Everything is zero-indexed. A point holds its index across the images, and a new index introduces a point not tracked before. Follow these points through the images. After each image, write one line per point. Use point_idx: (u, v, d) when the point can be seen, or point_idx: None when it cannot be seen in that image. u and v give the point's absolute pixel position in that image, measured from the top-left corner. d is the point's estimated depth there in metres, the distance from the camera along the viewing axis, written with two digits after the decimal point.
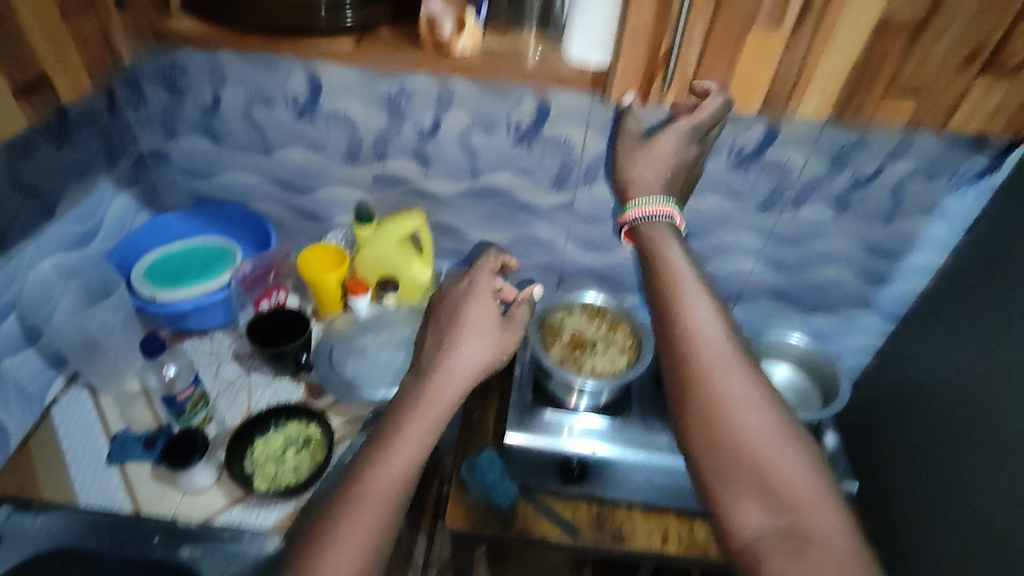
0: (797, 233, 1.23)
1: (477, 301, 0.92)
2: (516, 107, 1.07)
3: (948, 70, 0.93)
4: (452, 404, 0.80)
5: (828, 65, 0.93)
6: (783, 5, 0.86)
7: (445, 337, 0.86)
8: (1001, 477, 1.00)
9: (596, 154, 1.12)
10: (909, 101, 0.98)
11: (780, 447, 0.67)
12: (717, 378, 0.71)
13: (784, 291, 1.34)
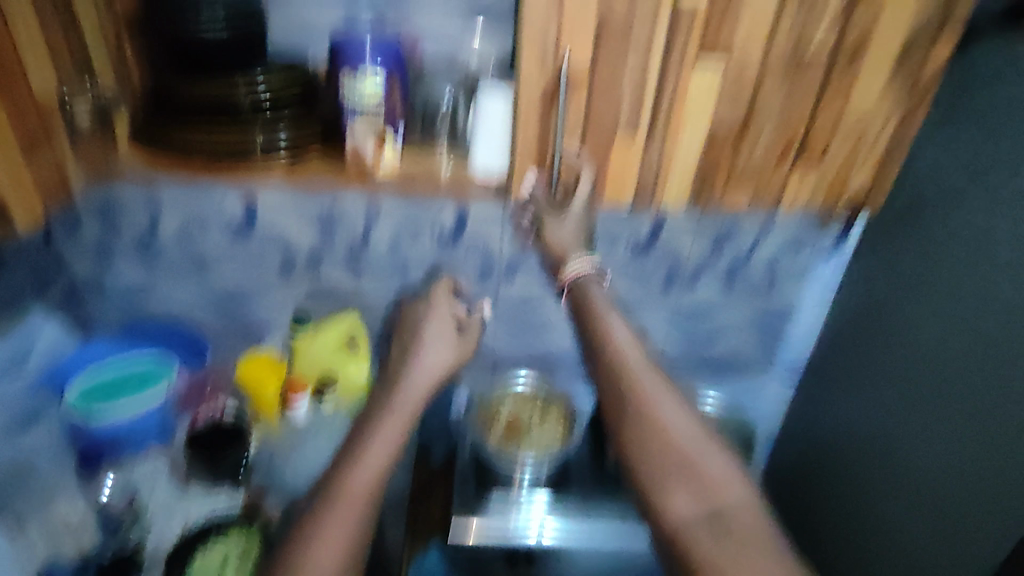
0: (696, 306, 1.40)
1: (436, 320, 1.06)
2: (437, 216, 1.20)
3: (772, 158, 1.01)
4: (414, 416, 0.88)
5: (678, 163, 1.00)
6: (639, 112, 0.93)
7: (410, 347, 1.01)
8: (889, 507, 1.09)
9: (513, 252, 1.26)
10: (744, 187, 1.03)
11: (699, 440, 0.73)
12: (640, 380, 0.79)
13: (696, 360, 1.49)
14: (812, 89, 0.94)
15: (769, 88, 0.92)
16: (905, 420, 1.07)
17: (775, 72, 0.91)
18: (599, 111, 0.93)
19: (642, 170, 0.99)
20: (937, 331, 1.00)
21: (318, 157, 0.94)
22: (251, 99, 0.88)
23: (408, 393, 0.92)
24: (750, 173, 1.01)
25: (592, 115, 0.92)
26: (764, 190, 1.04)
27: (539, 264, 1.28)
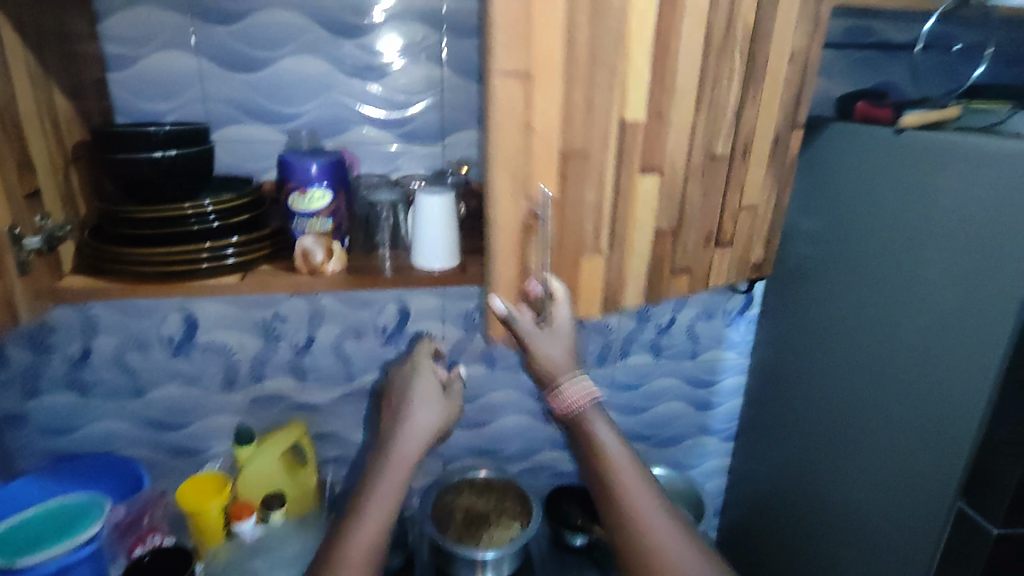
0: (631, 379, 1.49)
1: (422, 379, 1.06)
2: (379, 314, 1.25)
3: (700, 250, 1.05)
4: (401, 482, 0.95)
5: (634, 270, 0.98)
6: (602, 230, 0.91)
7: (401, 409, 1.02)
8: (835, 536, 1.16)
9: (454, 342, 1.32)
10: (684, 277, 1.05)
11: (688, 550, 0.92)
12: (633, 495, 0.95)
13: (638, 430, 1.56)
14: (721, 183, 1.02)
15: (696, 185, 0.99)
16: (854, 453, 1.11)
17: (698, 170, 0.98)
18: (569, 226, 0.89)
19: (608, 282, 0.95)
20: (871, 367, 1.06)
21: (264, 267, 0.97)
22: (198, 218, 0.91)
23: (401, 453, 0.97)
24: (689, 265, 1.05)
25: (567, 232, 0.88)
26: (699, 276, 1.07)
27: (480, 352, 1.35)
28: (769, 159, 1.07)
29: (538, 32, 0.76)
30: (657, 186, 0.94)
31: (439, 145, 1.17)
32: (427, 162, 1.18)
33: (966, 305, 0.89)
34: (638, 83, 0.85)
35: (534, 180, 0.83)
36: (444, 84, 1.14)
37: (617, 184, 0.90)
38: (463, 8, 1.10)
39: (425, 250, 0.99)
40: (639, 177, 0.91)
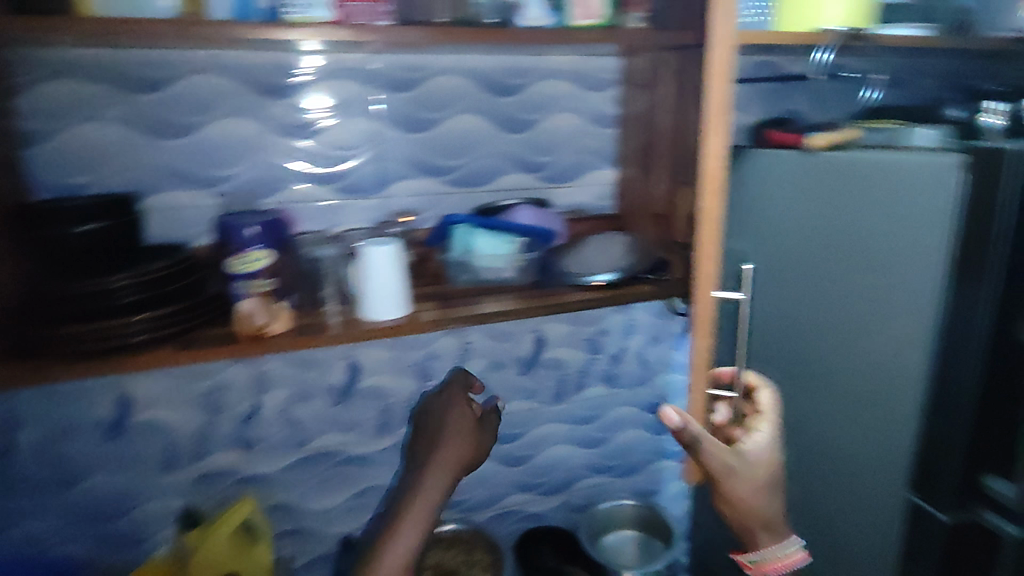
0: (589, 413, 1.50)
1: (456, 412, 1.05)
2: (327, 374, 1.24)
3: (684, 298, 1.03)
4: (426, 523, 0.93)
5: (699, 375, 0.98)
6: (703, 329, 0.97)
7: (437, 445, 1.00)
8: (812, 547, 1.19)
9: (408, 395, 1.31)
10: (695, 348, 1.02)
11: None
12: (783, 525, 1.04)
13: (602, 463, 1.56)
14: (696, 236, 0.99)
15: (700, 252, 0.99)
16: (824, 459, 1.13)
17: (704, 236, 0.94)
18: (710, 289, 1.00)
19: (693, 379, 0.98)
20: (837, 371, 1.08)
21: (201, 335, 0.92)
22: (127, 290, 0.86)
23: (428, 487, 0.95)
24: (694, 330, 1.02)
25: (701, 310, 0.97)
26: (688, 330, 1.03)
27: None
28: (684, 190, 1.10)
29: (716, 57, 0.90)
30: (682, 258, 1.11)
31: (377, 197, 1.17)
32: (366, 215, 1.17)
33: (914, 327, 0.96)
34: (719, 154, 0.94)
35: (697, 256, 1.00)
36: (377, 138, 1.15)
37: (677, 262, 1.08)
38: (389, 63, 1.13)
39: (380, 300, 0.96)
40: (678, 272, 1.08)
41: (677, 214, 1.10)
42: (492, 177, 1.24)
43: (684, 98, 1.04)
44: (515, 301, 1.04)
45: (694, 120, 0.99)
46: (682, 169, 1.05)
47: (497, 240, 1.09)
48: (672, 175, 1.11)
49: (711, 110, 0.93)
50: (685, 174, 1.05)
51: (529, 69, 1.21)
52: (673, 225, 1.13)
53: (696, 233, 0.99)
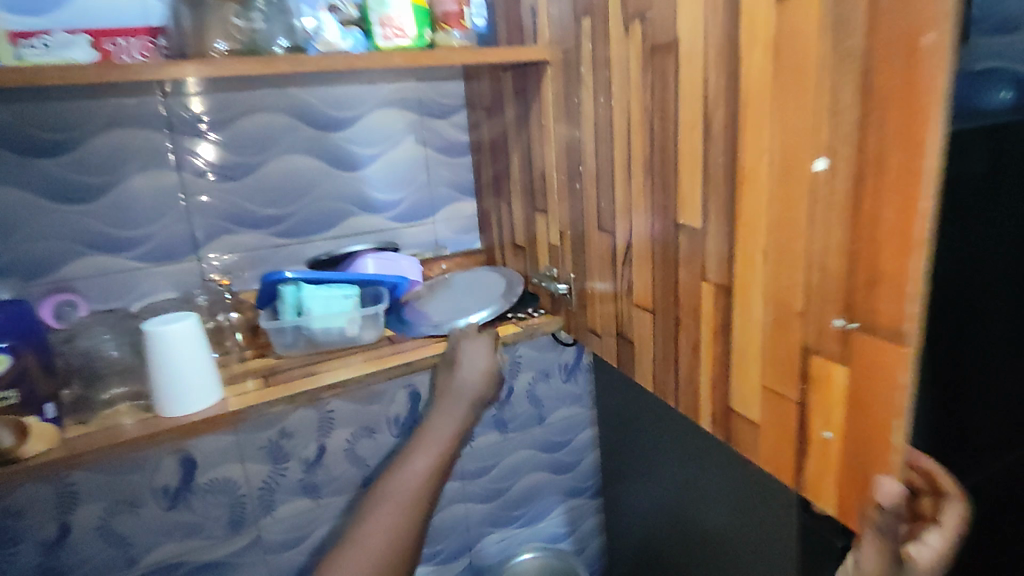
0: (481, 466, 1.36)
1: None
2: (155, 473, 1.05)
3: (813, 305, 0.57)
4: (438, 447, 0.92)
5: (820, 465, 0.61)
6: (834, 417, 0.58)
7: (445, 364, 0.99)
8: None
9: (262, 480, 1.13)
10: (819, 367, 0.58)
11: None
12: None
13: (503, 516, 1.42)
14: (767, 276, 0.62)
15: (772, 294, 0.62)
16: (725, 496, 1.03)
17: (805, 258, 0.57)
18: (848, 354, 0.55)
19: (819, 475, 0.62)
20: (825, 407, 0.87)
21: None
22: None
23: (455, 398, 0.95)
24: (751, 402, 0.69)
25: (859, 387, 0.54)
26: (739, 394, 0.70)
27: (298, 483, 1.17)
28: (747, 123, 0.61)
29: None
30: (778, 307, 0.62)
31: (193, 259, 1.00)
32: (179, 281, 0.99)
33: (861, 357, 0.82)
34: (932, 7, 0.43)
35: (854, 287, 0.53)
36: (184, 191, 0.98)
37: (789, 287, 0.60)
38: (187, 103, 0.96)
39: (201, 394, 0.82)
40: (790, 326, 0.61)
41: (764, 228, 0.61)
42: (331, 222, 1.09)
43: (709, 119, 0.66)
44: (358, 368, 0.92)
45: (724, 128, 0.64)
46: (788, 146, 0.57)
47: (336, 296, 0.93)
48: (731, 176, 0.64)
49: (864, 22, 0.48)
50: (785, 153, 0.57)
51: (361, 98, 1.07)
52: (752, 244, 0.63)
53: (849, 234, 0.52)
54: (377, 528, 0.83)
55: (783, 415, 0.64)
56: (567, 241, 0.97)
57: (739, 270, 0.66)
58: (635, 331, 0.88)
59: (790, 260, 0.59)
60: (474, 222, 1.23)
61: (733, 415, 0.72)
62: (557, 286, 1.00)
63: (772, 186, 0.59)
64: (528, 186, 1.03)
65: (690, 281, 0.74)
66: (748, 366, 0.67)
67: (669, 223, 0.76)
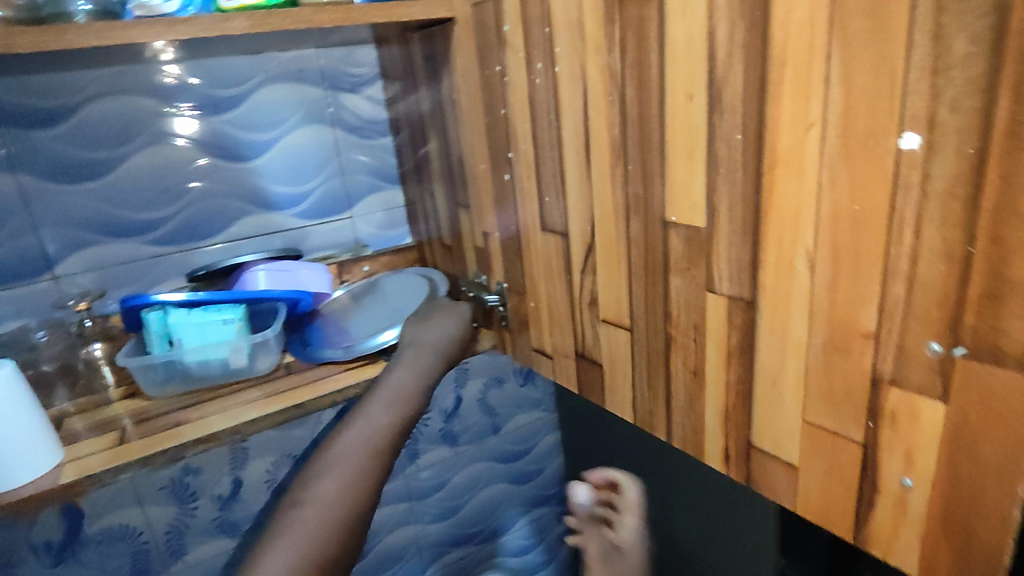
0: (429, 485, 1.22)
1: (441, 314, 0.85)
2: (31, 530, 0.84)
3: (894, 312, 0.37)
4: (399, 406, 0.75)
5: (888, 510, 0.41)
6: (920, 455, 0.38)
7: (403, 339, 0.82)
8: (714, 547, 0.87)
9: (169, 523, 0.96)
10: (901, 400, 0.38)
11: None
12: None
13: (459, 535, 1.29)
14: (829, 268, 0.40)
15: (840, 301, 0.40)
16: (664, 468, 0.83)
17: (880, 248, 0.37)
18: (952, 383, 0.35)
19: (884, 526, 0.42)
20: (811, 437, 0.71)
21: None
22: None
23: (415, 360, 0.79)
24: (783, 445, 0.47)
25: (971, 426, 0.35)
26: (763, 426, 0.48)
27: (212, 522, 0.99)
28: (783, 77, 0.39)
29: None
30: (832, 328, 0.41)
31: (48, 277, 0.82)
32: (30, 309, 0.81)
33: None
34: None
35: (964, 299, 0.33)
36: (25, 197, 0.79)
37: (853, 283, 0.39)
38: (15, 87, 0.77)
39: (48, 471, 0.66)
40: (851, 352, 0.40)
41: (815, 223, 0.40)
42: (222, 225, 0.92)
43: (717, 85, 0.44)
44: (249, 407, 0.76)
45: (725, 103, 0.44)
46: (854, 116, 0.36)
47: (214, 323, 0.77)
48: (755, 160, 0.43)
49: None
50: (849, 123, 0.36)
51: (245, 73, 0.89)
52: (790, 243, 0.42)
53: (958, 227, 0.33)
54: (335, 489, 0.67)
55: (837, 461, 0.43)
56: (495, 242, 0.79)
57: (770, 278, 0.44)
58: (603, 351, 0.64)
59: (854, 262, 0.38)
60: (400, 214, 1.05)
61: (754, 453, 0.49)
62: (487, 298, 0.83)
63: (830, 168, 0.38)
64: (448, 173, 0.86)
65: (686, 293, 0.51)
66: (782, 390, 0.46)
67: (653, 221, 0.53)
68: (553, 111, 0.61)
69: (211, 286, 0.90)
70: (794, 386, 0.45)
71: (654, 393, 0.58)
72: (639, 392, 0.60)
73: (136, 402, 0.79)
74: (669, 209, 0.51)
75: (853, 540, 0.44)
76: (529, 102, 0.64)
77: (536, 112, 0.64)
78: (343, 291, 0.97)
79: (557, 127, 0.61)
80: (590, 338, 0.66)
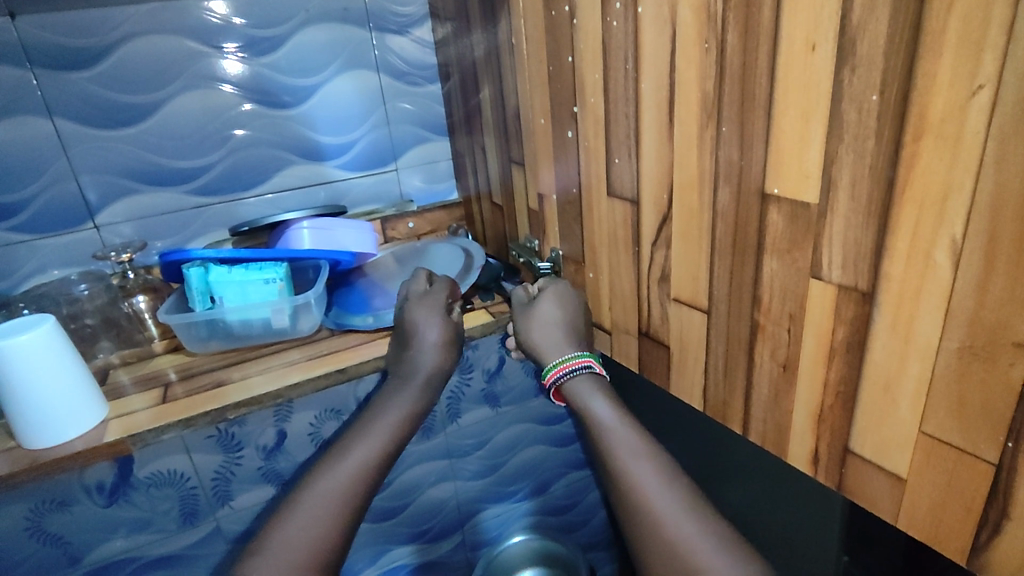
0: (470, 442, 1.20)
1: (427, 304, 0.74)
2: (82, 472, 0.87)
3: None
4: (406, 423, 0.67)
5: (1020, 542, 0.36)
6: None
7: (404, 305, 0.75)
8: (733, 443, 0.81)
9: (215, 470, 0.97)
10: None
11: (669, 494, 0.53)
12: None
13: (498, 491, 1.28)
14: (985, 261, 0.33)
15: (993, 300, 0.33)
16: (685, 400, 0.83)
17: None
18: None
19: (1012, 554, 0.36)
20: None
21: None
22: None
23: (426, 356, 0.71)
24: (892, 451, 0.41)
25: None
26: (868, 430, 0.42)
27: (257, 471, 1.00)
28: (947, 23, 0.31)
29: None
30: (974, 332, 0.35)
31: (90, 226, 0.81)
32: (72, 258, 0.81)
33: None
34: None
35: None
36: (64, 143, 0.76)
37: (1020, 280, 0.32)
38: (45, 25, 0.72)
39: (90, 430, 0.65)
40: (995, 363, 0.34)
41: (968, 208, 0.33)
42: (264, 175, 0.88)
43: (852, 33, 0.36)
44: (292, 369, 0.74)
45: (861, 57, 0.36)
46: None
47: (256, 281, 0.73)
48: (894, 128, 0.35)
49: None
50: None
51: (283, 12, 0.82)
52: (930, 230, 0.35)
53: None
54: (297, 547, 0.56)
55: (957, 478, 0.38)
56: (552, 203, 0.72)
57: (899, 268, 0.37)
58: (672, 330, 0.58)
59: (1018, 259, 0.32)
60: (445, 168, 1.00)
61: (851, 459, 0.44)
62: (539, 264, 0.77)
63: (998, 142, 0.31)
64: (502, 127, 0.79)
65: (784, 278, 0.45)
66: (897, 396, 0.40)
67: (749, 193, 0.46)
68: (632, 60, 0.53)
69: (254, 240, 0.87)
70: (915, 394, 0.39)
71: (729, 383, 0.53)
72: (712, 378, 0.55)
73: (179, 357, 0.78)
74: (771, 180, 0.44)
75: (971, 562, 0.39)
76: (601, 47, 0.56)
77: (609, 59, 0.55)
78: (388, 254, 0.93)
79: (635, 80, 0.53)
80: (657, 316, 0.60)
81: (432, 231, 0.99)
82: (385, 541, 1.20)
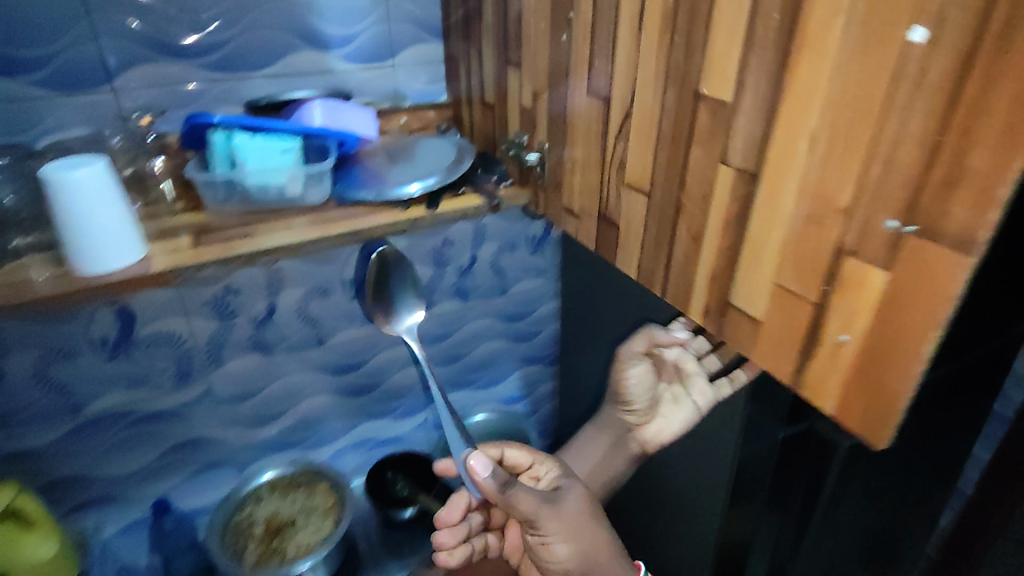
0: (439, 331, 1.33)
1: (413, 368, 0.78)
2: (89, 325, 0.94)
3: (876, 189, 0.45)
4: None
5: (824, 360, 0.52)
6: (857, 318, 0.48)
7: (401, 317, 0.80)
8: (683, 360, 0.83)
9: (210, 336, 1.07)
10: (858, 274, 0.47)
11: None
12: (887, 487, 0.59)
13: (461, 379, 1.43)
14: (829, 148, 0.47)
15: (831, 180, 0.48)
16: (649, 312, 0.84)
17: (875, 131, 0.44)
18: (906, 255, 0.44)
19: (822, 370, 0.53)
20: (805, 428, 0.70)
21: None
22: None
23: None
24: (759, 297, 0.57)
25: (902, 299, 0.45)
26: (748, 284, 0.58)
27: (247, 340, 1.11)
28: None
29: None
30: (814, 202, 0.50)
31: (107, 89, 0.85)
32: (90, 116, 0.85)
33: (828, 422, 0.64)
34: None
35: (922, 184, 0.42)
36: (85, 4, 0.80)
37: (845, 167, 0.46)
38: None
39: (126, 262, 0.73)
40: (823, 224, 0.49)
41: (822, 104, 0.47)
42: (274, 57, 0.94)
43: None
44: (302, 232, 0.83)
45: None
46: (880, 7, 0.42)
47: (274, 151, 0.81)
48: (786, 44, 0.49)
49: None
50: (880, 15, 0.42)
51: None
52: (799, 122, 0.49)
53: (934, 116, 0.40)
54: None
55: (792, 315, 0.54)
56: (543, 103, 0.83)
57: (774, 154, 0.52)
58: (622, 212, 0.73)
59: (844, 146, 0.46)
60: (438, 71, 1.08)
61: (729, 308, 0.61)
62: (527, 156, 0.89)
63: (847, 51, 0.44)
64: (502, 32, 0.88)
65: (704, 163, 0.59)
66: (765, 256, 0.55)
67: (688, 93, 0.59)
68: None
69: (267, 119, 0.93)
70: (778, 253, 0.54)
71: (657, 253, 0.69)
72: (645, 248, 0.70)
73: (196, 217, 0.85)
74: (704, 83, 0.57)
75: (794, 379, 0.56)
76: None
77: None
78: (380, 146, 1.02)
79: None
80: (615, 200, 0.74)
81: (422, 129, 1.09)
82: (356, 416, 1.33)
